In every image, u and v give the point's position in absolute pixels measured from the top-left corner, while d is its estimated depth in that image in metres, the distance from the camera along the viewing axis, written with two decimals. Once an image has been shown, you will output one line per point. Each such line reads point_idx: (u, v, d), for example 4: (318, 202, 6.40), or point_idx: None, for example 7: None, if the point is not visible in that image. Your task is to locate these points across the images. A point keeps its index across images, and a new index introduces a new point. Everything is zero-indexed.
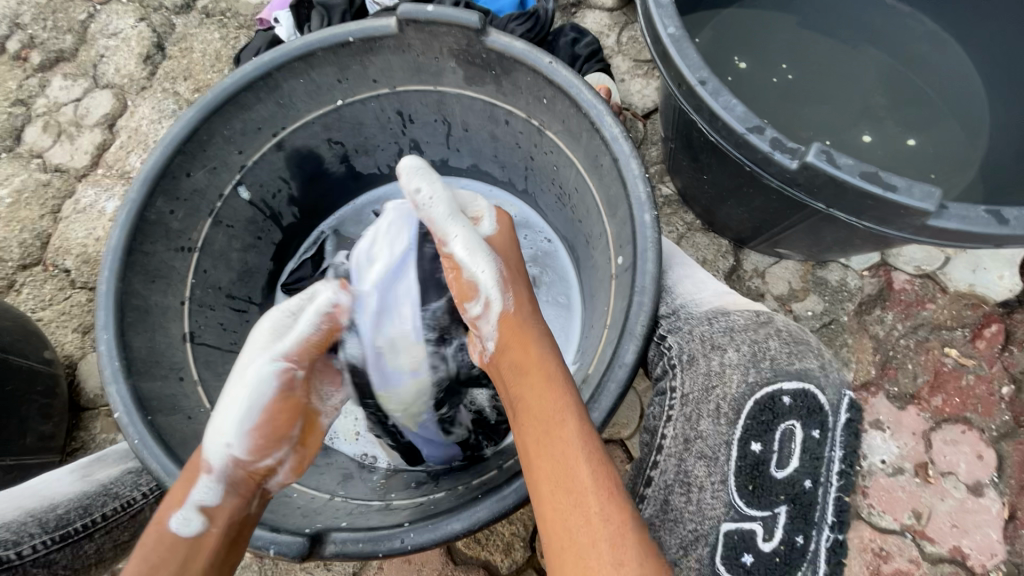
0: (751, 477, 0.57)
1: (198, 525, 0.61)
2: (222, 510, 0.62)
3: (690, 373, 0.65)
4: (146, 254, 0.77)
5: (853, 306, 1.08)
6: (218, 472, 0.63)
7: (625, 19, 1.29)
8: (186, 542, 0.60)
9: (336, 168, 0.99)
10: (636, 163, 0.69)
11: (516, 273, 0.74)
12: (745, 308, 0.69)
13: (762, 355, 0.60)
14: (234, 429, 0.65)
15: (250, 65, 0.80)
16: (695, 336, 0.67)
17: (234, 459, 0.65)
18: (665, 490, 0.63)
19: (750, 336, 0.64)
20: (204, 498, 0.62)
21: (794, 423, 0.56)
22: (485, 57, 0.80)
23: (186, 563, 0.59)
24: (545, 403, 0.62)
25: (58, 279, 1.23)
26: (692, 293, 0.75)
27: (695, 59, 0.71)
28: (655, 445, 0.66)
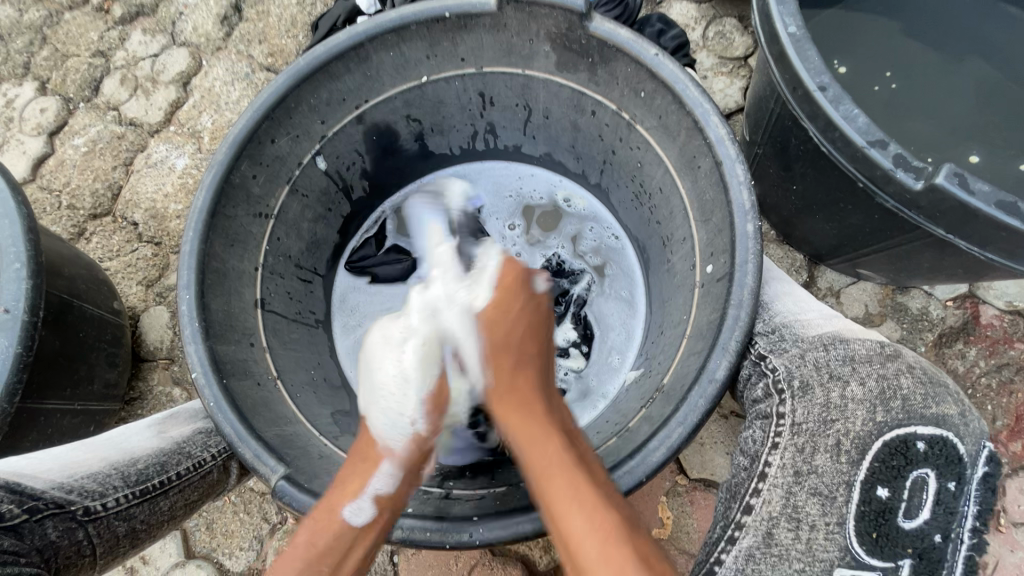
0: (875, 525, 0.55)
1: (371, 514, 0.60)
2: (394, 500, 0.62)
3: (804, 402, 0.61)
4: (228, 218, 0.77)
5: (933, 337, 1.02)
6: (398, 458, 0.64)
7: (713, 12, 1.23)
8: (363, 532, 0.60)
9: (410, 145, 0.97)
10: (741, 169, 0.65)
11: (499, 344, 0.70)
12: (866, 338, 0.65)
13: (891, 395, 0.58)
14: (412, 405, 0.66)
15: (343, 34, 0.78)
16: (808, 362, 0.64)
17: (411, 443, 0.66)
18: (768, 522, 0.57)
19: (876, 370, 0.61)
20: (380, 487, 0.62)
21: (927, 471, 0.55)
22: (584, 43, 0.77)
23: (355, 550, 0.59)
24: (543, 476, 0.58)
25: (126, 231, 1.26)
26: (794, 313, 0.72)
27: (817, 62, 0.66)
28: (756, 472, 0.60)
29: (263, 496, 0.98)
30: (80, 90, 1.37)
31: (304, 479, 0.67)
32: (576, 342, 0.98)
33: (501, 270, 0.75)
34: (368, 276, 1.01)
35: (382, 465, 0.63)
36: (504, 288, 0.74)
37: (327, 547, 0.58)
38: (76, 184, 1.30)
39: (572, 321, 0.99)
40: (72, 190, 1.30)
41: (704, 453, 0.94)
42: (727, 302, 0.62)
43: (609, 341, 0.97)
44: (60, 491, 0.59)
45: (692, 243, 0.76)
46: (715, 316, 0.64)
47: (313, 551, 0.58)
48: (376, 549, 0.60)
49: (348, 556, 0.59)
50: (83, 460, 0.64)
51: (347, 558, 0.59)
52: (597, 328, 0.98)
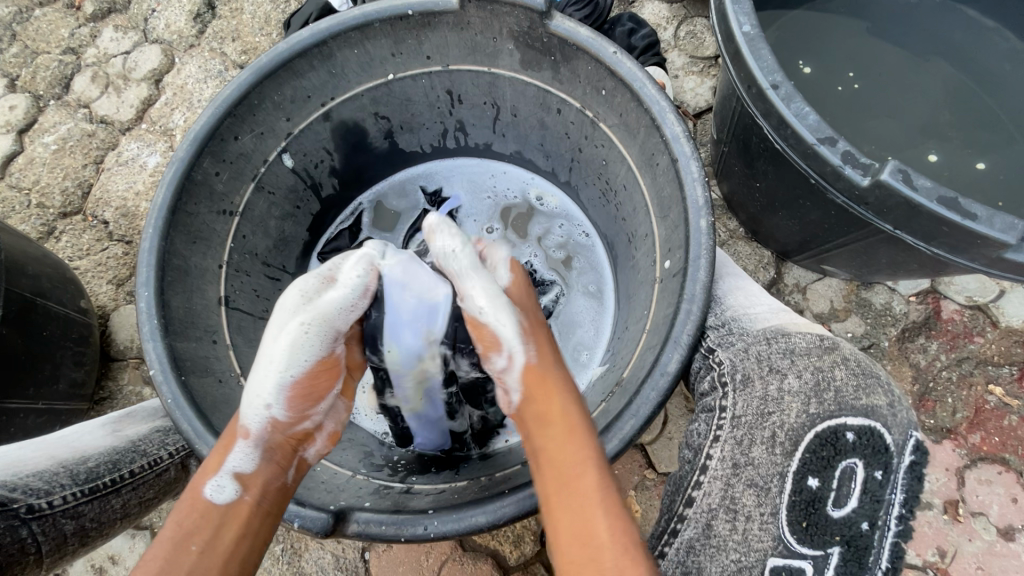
0: (805, 514, 0.56)
1: (232, 492, 0.60)
2: (256, 478, 0.62)
3: (743, 395, 0.62)
4: (190, 215, 0.77)
5: (896, 332, 1.04)
6: (253, 436, 0.63)
7: (684, 12, 1.25)
8: (224, 509, 0.59)
9: (379, 143, 0.98)
10: (696, 166, 0.66)
11: (534, 325, 0.71)
12: (808, 330, 0.66)
13: (825, 386, 0.59)
14: (271, 389, 0.64)
15: (306, 32, 0.78)
16: (751, 355, 0.64)
17: (272, 422, 0.64)
18: (708, 514, 0.59)
19: (813, 362, 0.62)
20: (239, 465, 0.61)
21: (855, 460, 0.56)
22: (546, 41, 0.78)
23: (217, 532, 0.58)
24: (577, 448, 0.59)
25: (96, 230, 1.24)
26: (745, 307, 0.73)
27: (770, 61, 0.67)
28: (698, 465, 0.62)
29: None
30: (50, 87, 1.35)
31: None
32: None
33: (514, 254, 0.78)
34: None
35: (239, 444, 0.62)
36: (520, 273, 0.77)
37: (187, 529, 0.57)
38: (46, 183, 1.29)
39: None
40: (41, 188, 1.28)
41: (671, 447, 0.95)
42: (681, 295, 0.63)
43: (576, 339, 0.98)
44: (2, 488, 0.57)
45: (653, 240, 0.77)
46: (670, 310, 0.65)
47: (172, 531, 0.58)
48: (243, 529, 0.59)
49: (212, 538, 0.57)
50: (32, 460, 0.63)
51: (211, 539, 0.57)
52: (565, 324, 0.99)
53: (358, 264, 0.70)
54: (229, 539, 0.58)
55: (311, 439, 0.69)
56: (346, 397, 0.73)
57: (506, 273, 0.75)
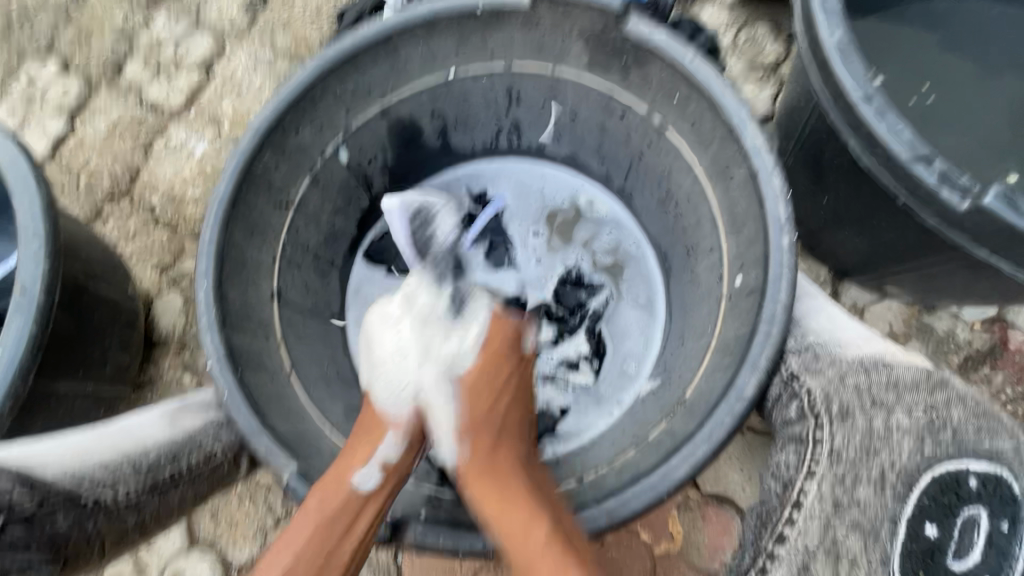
0: (922, 563, 0.57)
1: (377, 481, 0.63)
2: (398, 468, 0.65)
3: (846, 429, 0.59)
4: (248, 207, 0.76)
5: (958, 360, 0.99)
6: (402, 428, 0.66)
7: (745, 17, 1.21)
8: (370, 499, 0.62)
9: (433, 140, 0.96)
10: (779, 180, 0.63)
11: (480, 417, 0.68)
12: (911, 363, 0.63)
13: (939, 425, 0.59)
14: (428, 380, 0.68)
15: (373, 25, 0.77)
16: (851, 385, 0.61)
17: (417, 415, 0.68)
18: (805, 556, 0.57)
19: (923, 398, 0.60)
20: (388, 456, 0.65)
21: (977, 510, 0.57)
22: (618, 44, 0.76)
23: (359, 515, 0.61)
24: (528, 551, 0.58)
25: (142, 215, 1.25)
26: (833, 327, 0.69)
27: (862, 73, 0.64)
28: (791, 499, 0.59)
29: (269, 489, 0.98)
30: (102, 70, 1.36)
31: (314, 475, 0.66)
32: (589, 356, 0.96)
33: (488, 329, 0.72)
34: (385, 268, 1.00)
35: (389, 434, 0.66)
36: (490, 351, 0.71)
37: (332, 505, 0.61)
38: (95, 165, 1.30)
39: (586, 333, 0.97)
40: (91, 170, 1.29)
41: (718, 468, 0.92)
42: (758, 314, 0.60)
43: (624, 349, 0.95)
44: (71, 480, 0.58)
45: (720, 254, 0.74)
46: (744, 330, 0.62)
47: (323, 505, 0.61)
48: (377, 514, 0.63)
49: (354, 519, 0.61)
50: (95, 447, 0.62)
51: (351, 521, 0.61)
52: (612, 332, 0.97)
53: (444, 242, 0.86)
54: (366, 521, 0.62)
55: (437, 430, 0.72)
56: None
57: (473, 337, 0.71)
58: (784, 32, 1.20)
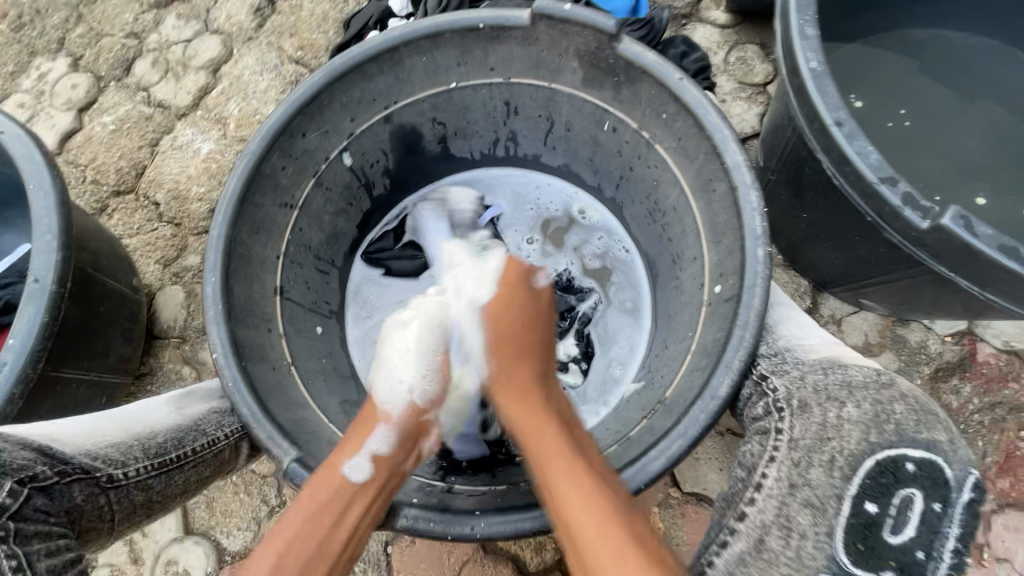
0: (862, 536, 0.57)
1: (368, 472, 0.65)
2: (389, 461, 0.68)
3: (802, 420, 0.64)
4: (256, 206, 0.79)
5: (929, 371, 1.04)
6: (393, 422, 0.70)
7: (735, 38, 1.27)
8: (362, 487, 0.64)
9: (433, 147, 1.01)
10: (756, 195, 0.67)
11: (500, 338, 0.74)
12: (864, 365, 0.69)
13: (884, 417, 0.61)
14: (411, 372, 0.73)
15: (380, 37, 0.81)
16: (808, 384, 0.67)
17: (407, 408, 0.72)
18: (761, 529, 0.59)
19: (872, 395, 0.64)
20: (378, 448, 0.68)
21: (915, 491, 0.57)
22: (611, 63, 0.80)
23: (351, 505, 0.63)
24: (541, 445, 0.63)
25: (147, 210, 1.28)
26: (798, 337, 0.76)
27: (835, 98, 0.68)
28: (753, 483, 0.63)
29: (265, 480, 1.01)
30: (112, 69, 1.40)
31: (314, 462, 0.69)
32: (577, 357, 1.00)
33: (503, 268, 0.81)
34: (383, 269, 1.04)
35: (379, 427, 0.70)
36: (506, 288, 0.79)
37: (324, 493, 0.62)
38: (102, 161, 1.33)
39: (575, 337, 1.01)
40: (98, 165, 1.33)
41: (698, 468, 0.96)
42: (734, 320, 0.64)
43: (612, 352, 1.00)
44: (86, 456, 0.61)
45: (701, 264, 0.78)
46: (721, 334, 0.66)
47: (314, 496, 0.62)
48: (371, 506, 0.64)
49: (347, 509, 0.62)
50: (107, 429, 0.66)
51: (343, 511, 0.62)
52: (600, 334, 1.01)
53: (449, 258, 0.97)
54: (359, 512, 0.63)
55: (429, 433, 0.75)
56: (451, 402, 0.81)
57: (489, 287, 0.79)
58: (772, 53, 1.25)
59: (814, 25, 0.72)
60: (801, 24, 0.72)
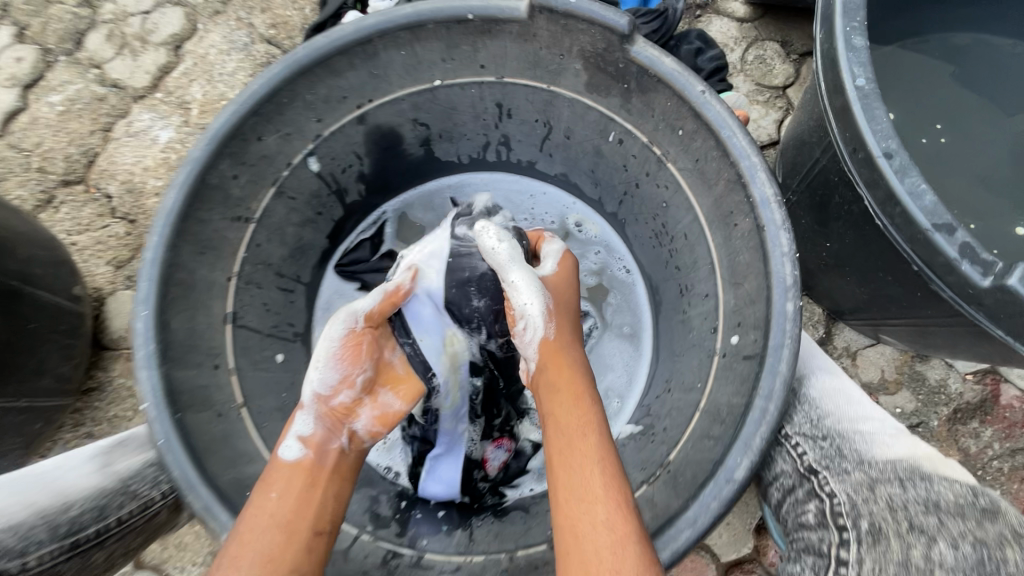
0: None
1: (297, 452, 0.62)
2: (315, 439, 0.64)
3: (873, 550, 0.49)
4: (200, 221, 0.67)
5: (947, 412, 0.96)
6: (307, 406, 0.66)
7: (754, 34, 1.15)
8: (290, 469, 0.61)
9: (415, 150, 0.89)
10: (786, 237, 0.57)
11: (563, 309, 0.69)
12: (954, 479, 0.54)
13: (992, 563, 0.46)
14: (312, 363, 0.67)
15: (349, 26, 0.69)
16: (879, 497, 0.52)
17: (316, 396, 0.66)
18: None
19: (969, 526, 0.49)
20: (301, 430, 0.64)
21: None
22: (621, 68, 0.69)
23: (282, 481, 0.59)
24: (581, 422, 0.59)
25: (98, 205, 1.16)
26: (859, 419, 0.61)
27: (884, 123, 0.58)
28: None
29: None
30: (60, 42, 1.25)
31: None
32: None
33: (563, 253, 0.76)
34: (358, 283, 0.92)
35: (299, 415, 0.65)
36: (566, 263, 0.75)
37: (262, 484, 0.60)
38: (49, 146, 1.19)
39: None
40: (43, 151, 1.19)
41: None
42: (754, 386, 0.55)
43: (606, 381, 0.89)
44: None
45: (715, 305, 0.69)
46: (739, 399, 0.57)
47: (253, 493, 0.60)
48: (309, 481, 0.60)
49: (279, 486, 0.59)
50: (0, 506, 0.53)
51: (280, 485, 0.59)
52: (595, 361, 0.91)
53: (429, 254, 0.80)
54: (298, 487, 0.59)
55: (356, 413, 0.68)
56: (401, 397, 0.71)
57: (551, 263, 0.74)
58: (794, 52, 1.14)
59: (862, 35, 0.61)
60: (847, 33, 0.61)
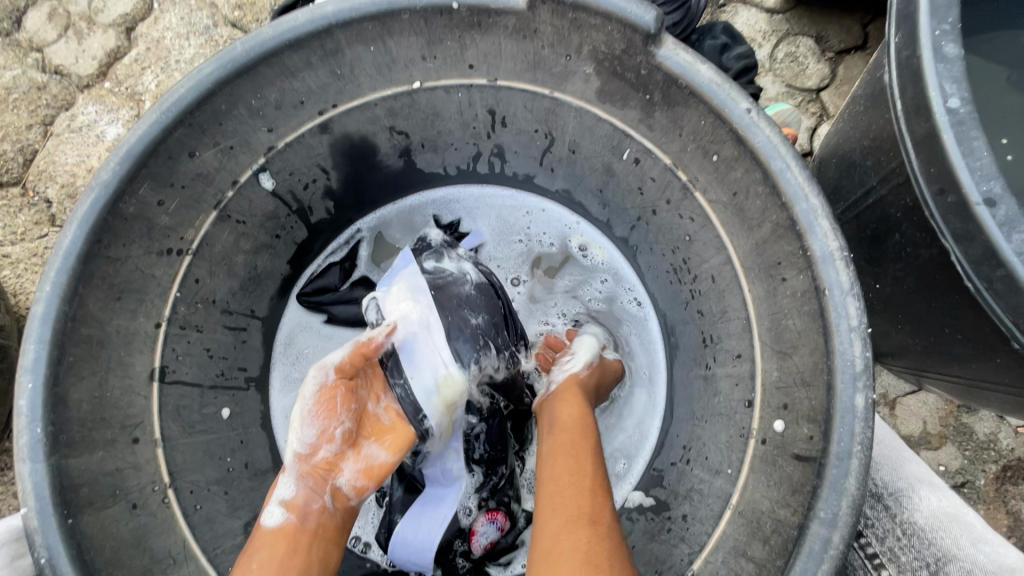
0: None
1: (278, 517, 0.56)
2: (298, 502, 0.57)
3: None
4: (113, 261, 0.55)
5: (996, 471, 0.85)
6: (289, 468, 0.59)
7: (786, 27, 1.00)
8: (272, 537, 0.54)
9: (392, 162, 0.74)
10: (855, 306, 0.44)
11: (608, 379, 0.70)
12: None
13: None
14: (290, 422, 0.60)
15: (302, 14, 0.54)
16: None
17: (298, 455, 0.59)
18: None
19: None
20: (283, 492, 0.58)
21: None
22: (643, 75, 0.55)
23: (265, 550, 0.53)
24: (576, 451, 0.56)
25: (36, 211, 1.00)
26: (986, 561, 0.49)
27: (987, 159, 0.45)
28: None
29: None
30: None
31: None
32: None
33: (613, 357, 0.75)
34: (325, 315, 0.77)
35: (281, 479, 0.59)
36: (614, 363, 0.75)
37: (244, 555, 0.54)
38: None
39: None
40: None
41: None
42: (811, 502, 0.44)
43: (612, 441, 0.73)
44: None
45: (752, 371, 0.56)
46: (788, 515, 0.47)
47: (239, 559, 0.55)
48: (292, 546, 0.54)
49: (259, 554, 0.53)
50: None
51: (263, 555, 0.53)
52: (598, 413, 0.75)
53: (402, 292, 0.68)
54: (280, 552, 0.53)
55: (339, 467, 0.60)
56: (385, 448, 0.61)
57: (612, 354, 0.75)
58: (830, 49, 0.99)
59: (956, 41, 0.47)
60: (938, 38, 0.47)
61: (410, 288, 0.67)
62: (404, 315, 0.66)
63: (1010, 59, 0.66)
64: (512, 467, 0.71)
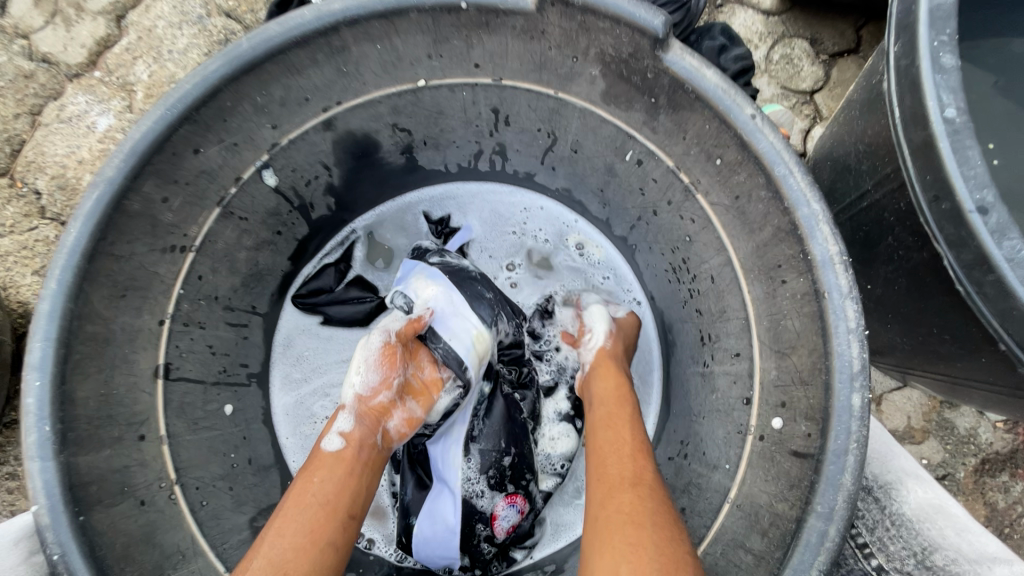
0: None
1: (338, 445, 0.58)
2: (355, 436, 0.59)
3: None
4: (117, 258, 0.55)
5: (975, 463, 0.88)
6: (349, 404, 0.62)
7: (782, 30, 1.01)
8: (334, 462, 0.57)
9: (395, 159, 0.74)
10: (853, 308, 0.46)
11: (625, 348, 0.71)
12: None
13: None
14: (351, 367, 0.64)
15: (308, 11, 0.54)
16: None
17: (358, 396, 0.62)
18: None
19: None
20: (341, 426, 0.60)
21: None
22: (649, 79, 0.56)
23: (327, 473, 0.56)
24: (612, 421, 0.59)
25: (24, 202, 0.97)
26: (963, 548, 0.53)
27: (980, 167, 0.46)
28: None
29: None
30: None
31: None
32: (571, 416, 0.75)
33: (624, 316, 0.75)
34: (321, 316, 0.77)
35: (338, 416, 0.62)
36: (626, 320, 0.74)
37: (304, 475, 0.56)
38: None
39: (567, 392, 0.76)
40: None
41: None
42: (810, 497, 0.46)
43: None
44: None
45: (751, 369, 0.58)
46: (786, 509, 0.49)
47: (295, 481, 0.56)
48: (349, 473, 0.57)
49: (318, 477, 0.55)
50: None
51: (320, 477, 0.55)
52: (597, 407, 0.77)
53: (422, 279, 0.72)
54: (338, 477, 0.56)
55: (390, 413, 0.63)
56: (421, 403, 0.66)
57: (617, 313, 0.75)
58: (824, 52, 1.00)
59: (953, 51, 0.49)
60: (935, 50, 0.49)
61: (431, 276, 0.72)
62: (430, 295, 0.70)
63: (999, 68, 0.68)
64: (521, 448, 0.69)
